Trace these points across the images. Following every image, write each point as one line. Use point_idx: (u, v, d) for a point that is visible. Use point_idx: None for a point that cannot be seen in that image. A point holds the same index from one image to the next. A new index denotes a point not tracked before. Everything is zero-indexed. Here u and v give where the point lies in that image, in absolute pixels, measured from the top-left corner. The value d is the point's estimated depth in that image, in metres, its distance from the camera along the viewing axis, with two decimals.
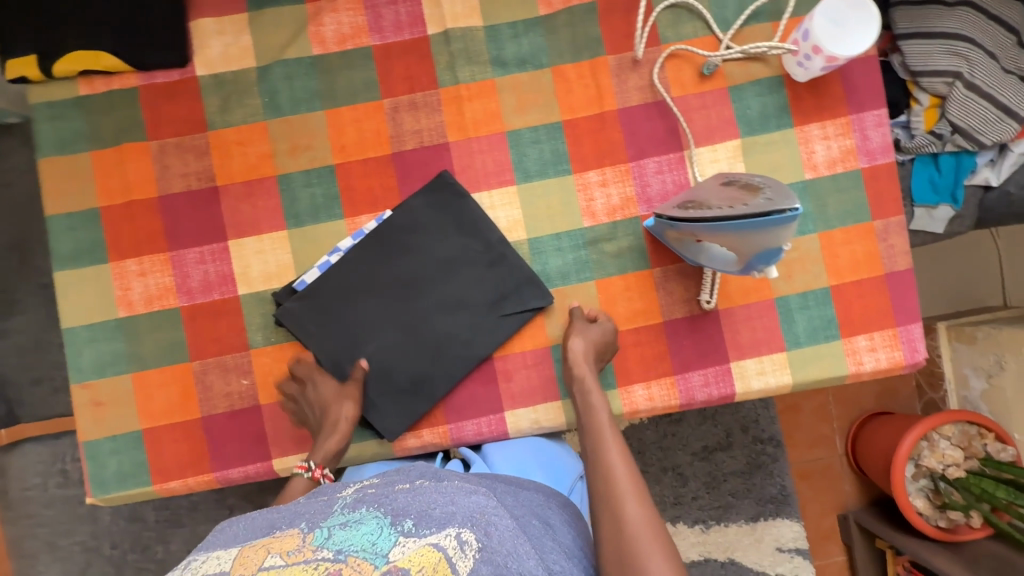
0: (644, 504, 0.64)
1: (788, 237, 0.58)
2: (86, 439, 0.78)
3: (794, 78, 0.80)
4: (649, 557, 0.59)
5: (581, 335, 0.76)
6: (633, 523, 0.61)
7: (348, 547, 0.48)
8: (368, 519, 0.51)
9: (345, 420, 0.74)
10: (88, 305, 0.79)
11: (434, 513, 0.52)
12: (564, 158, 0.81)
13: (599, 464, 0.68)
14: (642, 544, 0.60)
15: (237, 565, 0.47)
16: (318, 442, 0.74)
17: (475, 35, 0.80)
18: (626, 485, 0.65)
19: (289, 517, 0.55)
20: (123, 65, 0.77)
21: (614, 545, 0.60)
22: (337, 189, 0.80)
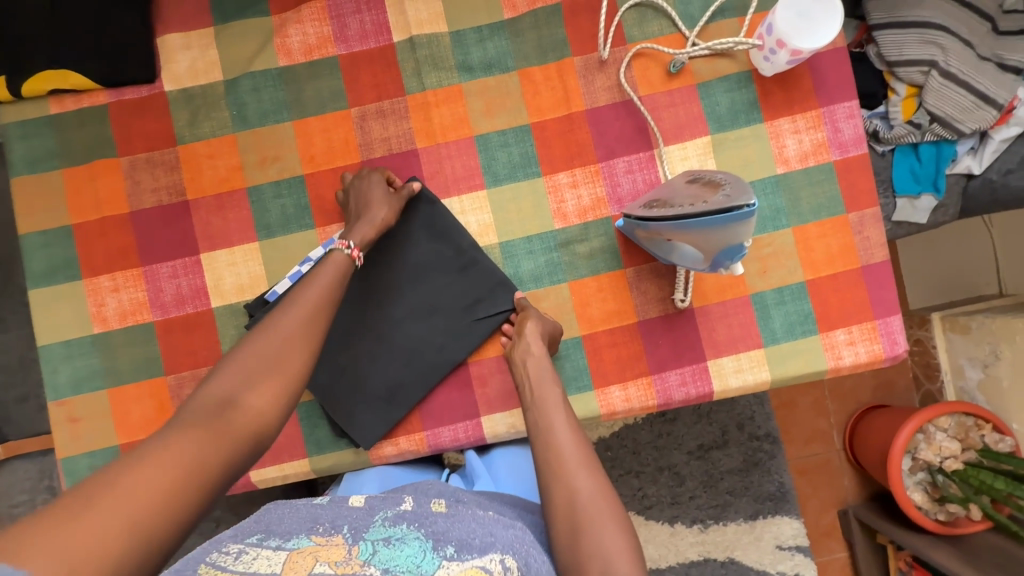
0: (592, 472, 0.65)
1: (747, 233, 0.58)
2: (64, 456, 0.78)
3: (761, 72, 0.80)
4: (599, 524, 0.61)
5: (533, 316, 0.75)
6: (584, 493, 0.63)
7: (394, 566, 0.53)
8: (410, 539, 0.56)
9: (382, 217, 0.73)
10: (64, 322, 0.79)
11: (474, 541, 0.57)
12: (533, 160, 0.81)
13: (547, 437, 0.68)
14: (593, 513, 0.62)
15: (287, 567, 0.51)
16: (354, 226, 0.73)
17: (441, 41, 0.80)
18: (573, 457, 0.66)
19: (327, 516, 0.60)
20: (91, 83, 0.78)
21: (567, 518, 0.63)
22: (307, 199, 0.80)
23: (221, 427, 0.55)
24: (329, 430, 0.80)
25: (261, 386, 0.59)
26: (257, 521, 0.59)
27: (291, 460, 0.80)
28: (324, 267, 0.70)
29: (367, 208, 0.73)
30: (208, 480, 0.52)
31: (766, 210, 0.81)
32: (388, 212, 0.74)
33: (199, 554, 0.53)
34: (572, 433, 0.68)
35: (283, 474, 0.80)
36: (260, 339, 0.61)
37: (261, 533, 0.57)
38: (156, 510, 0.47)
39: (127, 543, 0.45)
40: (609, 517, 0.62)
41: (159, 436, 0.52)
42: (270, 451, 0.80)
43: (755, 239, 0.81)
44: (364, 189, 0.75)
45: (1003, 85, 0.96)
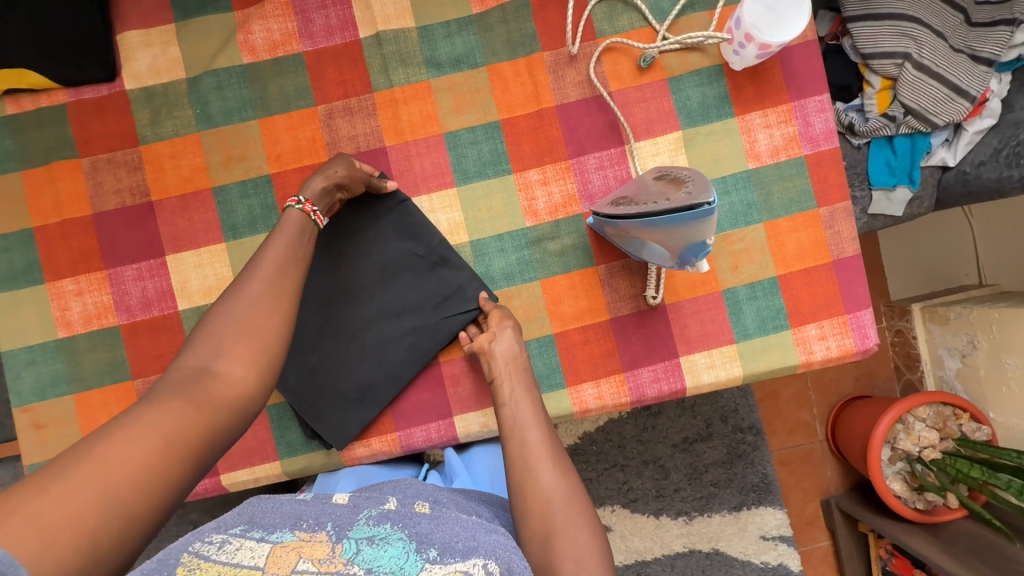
0: (562, 474, 0.65)
1: (711, 231, 0.59)
2: (30, 462, 0.77)
3: (731, 66, 0.79)
4: (570, 525, 0.60)
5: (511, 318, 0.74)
6: (556, 496, 0.63)
7: (377, 567, 0.52)
8: (394, 540, 0.55)
9: (338, 172, 0.71)
10: (27, 327, 0.78)
11: (458, 545, 0.55)
12: (503, 157, 0.80)
13: (519, 435, 0.67)
14: (565, 513, 0.61)
15: (270, 562, 0.50)
16: (307, 181, 0.71)
17: (408, 37, 0.79)
18: (544, 460, 0.65)
19: (312, 512, 0.57)
20: (48, 82, 0.76)
21: (537, 515, 0.62)
22: (274, 199, 0.79)
23: (199, 396, 0.52)
24: (300, 432, 0.79)
25: (233, 353, 0.56)
26: (240, 512, 0.56)
27: (262, 463, 0.79)
28: (281, 226, 0.67)
29: (324, 164, 0.72)
30: (189, 451, 0.50)
31: (737, 205, 0.81)
32: (347, 170, 0.72)
33: (181, 543, 0.51)
34: (544, 431, 0.68)
35: (254, 477, 0.79)
36: (228, 309, 0.59)
37: (244, 524, 0.55)
38: (131, 481, 0.46)
39: (102, 517, 0.44)
40: (582, 515, 0.62)
41: (134, 410, 0.50)
42: (242, 454, 0.79)
43: (727, 235, 0.80)
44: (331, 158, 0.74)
45: (977, 77, 0.95)
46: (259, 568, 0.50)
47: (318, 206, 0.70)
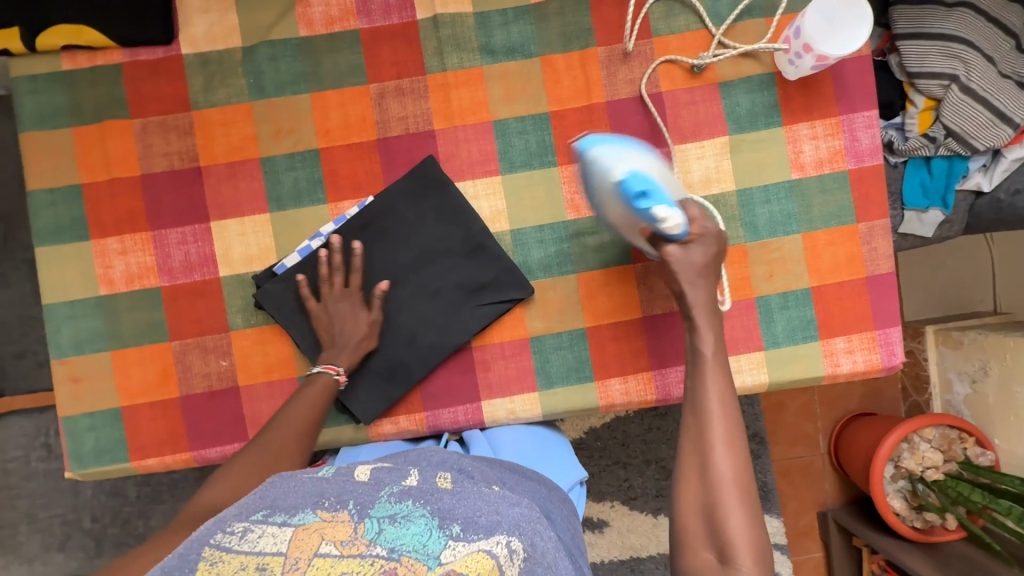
0: (735, 454, 0.66)
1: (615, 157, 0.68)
2: (64, 414, 0.78)
3: (784, 76, 0.79)
4: (728, 506, 0.64)
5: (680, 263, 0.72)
6: (720, 473, 0.65)
7: (400, 546, 0.51)
8: (416, 517, 0.54)
9: (359, 342, 0.76)
10: (68, 282, 0.78)
11: (482, 520, 0.55)
12: (550, 150, 0.80)
13: (703, 411, 0.68)
14: (731, 500, 0.64)
15: (293, 546, 0.50)
16: (335, 346, 0.76)
17: (465, 22, 0.79)
18: (718, 434, 0.67)
19: (333, 489, 0.56)
20: (105, 40, 0.76)
21: (696, 481, 0.66)
22: (320, 174, 0.79)
23: None
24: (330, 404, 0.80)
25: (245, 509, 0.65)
26: (262, 496, 0.56)
27: None
28: (308, 391, 0.73)
29: (343, 331, 0.76)
30: None
31: (777, 214, 0.81)
32: (370, 336, 0.76)
33: (204, 533, 0.52)
34: (731, 413, 0.68)
35: None
36: (245, 460, 0.68)
37: (266, 508, 0.54)
38: None
39: None
40: (747, 505, 0.64)
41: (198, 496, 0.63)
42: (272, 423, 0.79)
43: (764, 243, 0.81)
44: (334, 308, 0.76)
45: (1021, 105, 0.95)
46: (283, 553, 0.50)
47: (341, 365, 0.75)
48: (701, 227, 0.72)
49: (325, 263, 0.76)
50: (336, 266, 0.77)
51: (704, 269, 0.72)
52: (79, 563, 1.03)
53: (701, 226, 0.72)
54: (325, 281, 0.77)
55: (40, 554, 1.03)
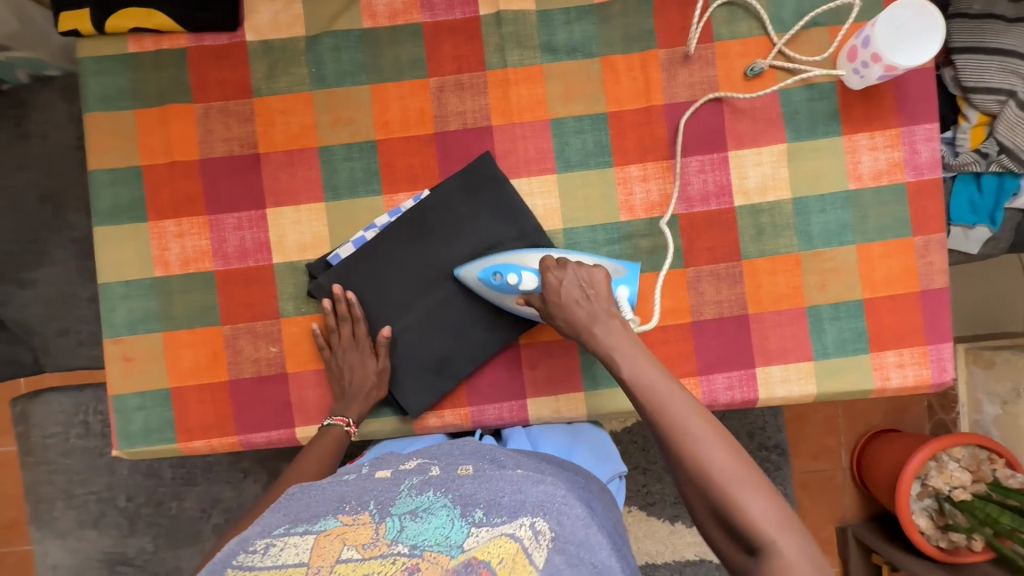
0: (714, 437, 0.58)
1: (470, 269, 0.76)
2: (114, 393, 0.79)
3: (848, 85, 0.79)
4: (736, 490, 0.56)
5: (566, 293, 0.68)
6: (713, 465, 0.57)
7: (422, 542, 0.49)
8: (438, 508, 0.52)
9: (371, 393, 0.76)
10: (125, 262, 0.79)
11: (505, 502, 0.53)
12: (607, 150, 0.80)
13: (656, 419, 0.60)
14: (731, 489, 0.56)
15: (315, 555, 0.47)
16: (347, 398, 0.77)
17: (527, 20, 0.79)
18: (685, 427, 0.59)
19: (354, 494, 0.56)
20: (173, 24, 0.77)
21: (692, 484, 0.58)
22: (377, 165, 0.80)
23: None
24: None
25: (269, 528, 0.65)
26: (283, 514, 0.55)
27: None
28: (319, 441, 0.75)
29: (352, 384, 0.76)
30: None
31: (832, 224, 0.80)
32: (379, 386, 0.77)
33: (228, 556, 0.50)
34: (681, 403, 0.61)
35: None
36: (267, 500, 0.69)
37: (288, 522, 0.53)
38: None
39: None
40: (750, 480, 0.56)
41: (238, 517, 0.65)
42: (318, 410, 0.80)
43: (818, 252, 0.80)
44: (343, 357, 0.77)
45: None
46: (304, 563, 0.47)
47: (351, 417, 0.76)
48: (554, 279, 0.69)
49: (332, 314, 0.78)
50: (342, 316, 0.78)
51: (578, 307, 0.67)
52: (112, 542, 1.03)
53: (556, 278, 0.69)
54: (333, 332, 0.78)
55: (73, 532, 1.02)
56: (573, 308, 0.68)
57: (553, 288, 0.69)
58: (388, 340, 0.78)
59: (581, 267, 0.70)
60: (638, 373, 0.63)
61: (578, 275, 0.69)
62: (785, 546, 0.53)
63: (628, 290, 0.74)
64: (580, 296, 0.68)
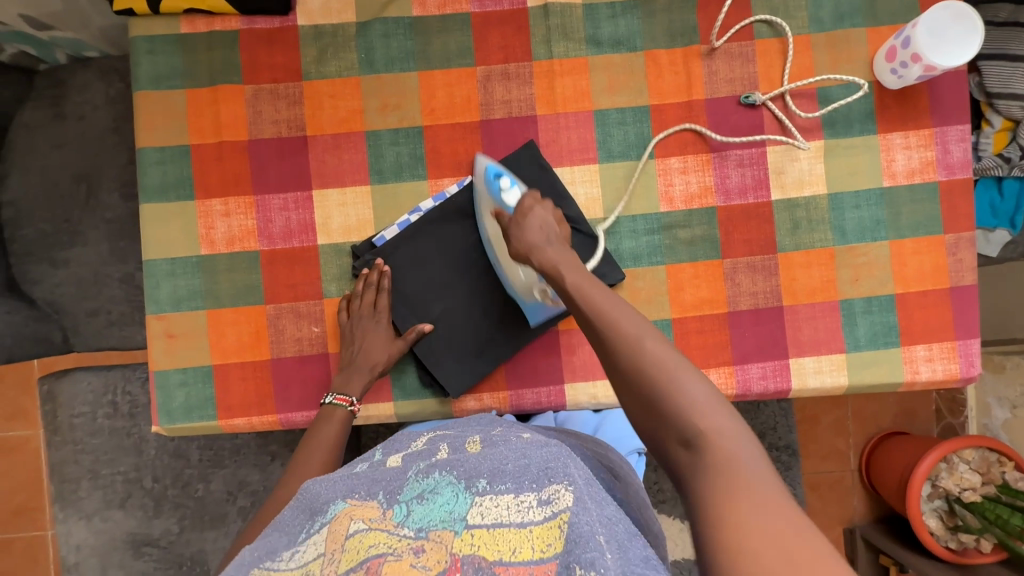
0: (655, 337, 0.55)
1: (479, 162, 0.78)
2: (156, 368, 0.80)
3: (884, 85, 0.81)
4: (672, 384, 0.52)
5: (528, 215, 0.71)
6: (649, 357, 0.54)
7: (428, 523, 0.48)
8: (444, 487, 0.51)
9: (375, 369, 0.76)
10: (171, 240, 0.80)
11: (508, 469, 0.51)
12: (648, 142, 0.82)
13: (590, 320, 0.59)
14: (670, 382, 0.52)
15: (328, 541, 0.48)
16: (350, 372, 0.76)
17: (574, 13, 0.81)
18: (621, 325, 0.57)
19: (364, 484, 0.55)
20: (227, 7, 0.78)
21: (627, 380, 0.54)
22: (423, 151, 0.81)
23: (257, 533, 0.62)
24: (417, 378, 0.82)
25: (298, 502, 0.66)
26: (297, 508, 0.56)
27: (377, 402, 0.81)
28: (325, 425, 0.75)
29: (357, 357, 0.76)
30: None
31: (866, 220, 0.82)
32: (385, 362, 0.77)
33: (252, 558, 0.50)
34: (618, 305, 0.59)
35: (367, 415, 0.81)
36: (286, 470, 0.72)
37: (306, 521, 0.53)
38: None
39: None
40: (688, 375, 0.52)
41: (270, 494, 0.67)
42: None
43: (852, 247, 0.82)
44: (357, 325, 0.77)
45: None
46: (320, 554, 0.47)
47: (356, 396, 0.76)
48: (527, 204, 0.72)
49: (359, 280, 0.78)
50: (369, 285, 0.78)
51: (537, 233, 0.70)
52: (138, 523, 1.04)
53: (530, 204, 0.72)
54: (356, 298, 0.78)
55: (100, 512, 1.04)
56: (533, 232, 0.70)
57: (521, 214, 0.71)
58: (425, 331, 0.79)
59: (550, 206, 0.73)
60: (578, 283, 0.62)
61: (541, 211, 0.72)
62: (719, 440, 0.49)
63: None
64: (542, 224, 0.70)
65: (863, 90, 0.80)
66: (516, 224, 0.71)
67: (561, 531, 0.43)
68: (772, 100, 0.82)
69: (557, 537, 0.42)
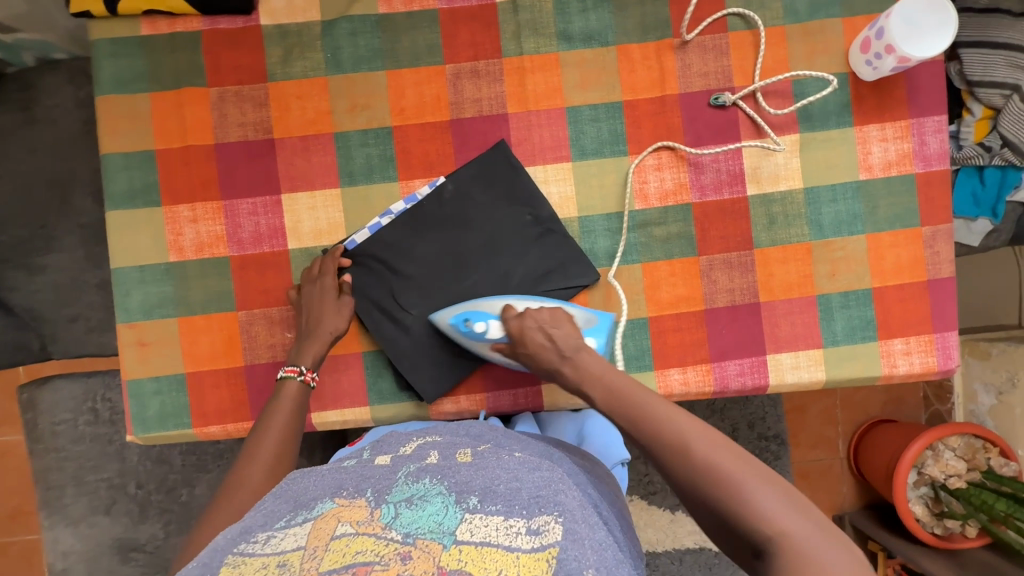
0: (705, 438, 0.56)
1: (445, 315, 0.76)
2: (129, 377, 0.79)
3: (860, 76, 0.80)
4: (734, 487, 0.53)
5: (529, 334, 0.70)
6: (701, 463, 0.55)
7: (415, 529, 0.47)
8: (433, 496, 0.51)
9: (327, 334, 0.75)
10: (140, 247, 0.79)
11: (499, 491, 0.52)
12: (622, 138, 0.81)
13: (638, 432, 0.59)
14: (732, 490, 0.53)
15: (312, 536, 0.46)
16: (302, 342, 0.75)
17: (544, 8, 0.80)
18: (668, 432, 0.57)
19: (352, 480, 0.55)
20: (187, 7, 0.76)
21: (685, 491, 0.55)
22: (393, 152, 0.80)
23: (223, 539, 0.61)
24: (393, 382, 0.81)
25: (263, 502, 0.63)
26: (281, 496, 0.54)
27: (353, 407, 0.81)
28: (279, 402, 0.72)
29: (309, 327, 0.75)
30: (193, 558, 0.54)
31: (843, 214, 0.82)
32: (337, 326, 0.76)
33: (228, 544, 0.48)
34: (660, 410, 0.59)
35: (343, 419, 0.81)
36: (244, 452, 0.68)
37: (290, 512, 0.51)
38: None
39: None
40: (747, 474, 0.53)
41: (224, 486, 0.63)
42: (334, 396, 0.81)
43: (829, 242, 0.82)
44: (306, 294, 0.76)
45: None
46: (302, 546, 0.46)
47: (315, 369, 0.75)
48: (515, 326, 0.71)
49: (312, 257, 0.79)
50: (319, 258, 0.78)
51: (548, 350, 0.69)
52: (123, 529, 1.04)
53: (519, 327, 0.70)
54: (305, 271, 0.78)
55: (85, 518, 1.04)
56: (543, 352, 0.69)
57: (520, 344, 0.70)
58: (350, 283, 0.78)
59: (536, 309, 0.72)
60: (611, 392, 0.63)
61: (535, 316, 0.71)
62: (791, 540, 0.50)
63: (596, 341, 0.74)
64: (546, 338, 0.69)
65: (831, 89, 0.79)
66: (522, 352, 0.71)
67: (549, 564, 0.43)
68: (743, 98, 0.81)
69: (544, 570, 0.43)
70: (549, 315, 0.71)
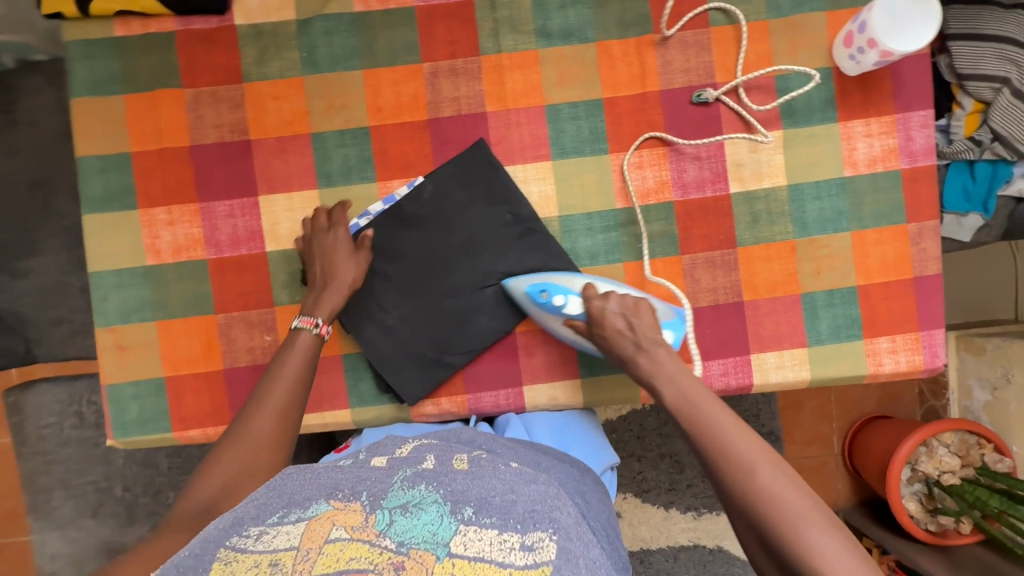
0: (777, 467, 0.59)
1: (520, 283, 0.75)
2: (108, 381, 0.79)
3: (844, 71, 0.79)
4: (795, 518, 0.56)
5: (609, 318, 0.70)
6: (767, 488, 0.57)
7: (409, 539, 0.46)
8: (428, 504, 0.49)
9: (344, 284, 0.74)
10: (117, 251, 0.78)
11: (496, 502, 0.50)
12: (602, 136, 0.80)
13: (703, 439, 0.62)
14: (792, 522, 0.56)
15: (305, 538, 0.45)
16: (315, 293, 0.74)
17: (521, 4, 0.79)
18: (739, 449, 0.60)
19: (347, 481, 0.53)
20: (160, 7, 0.75)
21: (740, 507, 0.58)
22: (371, 152, 0.79)
23: None
24: (374, 384, 0.81)
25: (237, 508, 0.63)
26: (276, 491, 0.53)
27: (334, 409, 0.80)
28: (291, 353, 0.71)
29: (324, 278, 0.74)
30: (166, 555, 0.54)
31: (828, 211, 0.81)
32: (354, 278, 0.75)
33: (221, 536, 0.47)
34: (733, 427, 0.62)
35: (324, 422, 0.80)
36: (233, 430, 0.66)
37: (282, 509, 0.50)
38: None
39: None
40: (808, 513, 0.56)
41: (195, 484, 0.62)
42: (315, 398, 0.80)
43: (813, 239, 0.81)
44: (319, 245, 0.75)
45: None
46: (295, 546, 0.45)
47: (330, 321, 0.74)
48: (597, 308, 0.71)
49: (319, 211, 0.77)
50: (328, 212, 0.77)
51: (624, 341, 0.70)
52: (111, 531, 1.04)
53: (600, 308, 0.71)
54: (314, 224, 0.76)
55: (73, 521, 1.04)
56: (618, 340, 0.70)
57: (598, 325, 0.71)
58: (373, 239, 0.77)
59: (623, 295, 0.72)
60: (683, 395, 0.65)
61: (617, 304, 0.71)
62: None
63: (673, 335, 0.74)
64: (625, 326, 0.70)
65: (812, 84, 0.78)
66: (598, 334, 0.71)
67: None
68: (726, 93, 0.80)
69: None
70: (631, 305, 0.71)
